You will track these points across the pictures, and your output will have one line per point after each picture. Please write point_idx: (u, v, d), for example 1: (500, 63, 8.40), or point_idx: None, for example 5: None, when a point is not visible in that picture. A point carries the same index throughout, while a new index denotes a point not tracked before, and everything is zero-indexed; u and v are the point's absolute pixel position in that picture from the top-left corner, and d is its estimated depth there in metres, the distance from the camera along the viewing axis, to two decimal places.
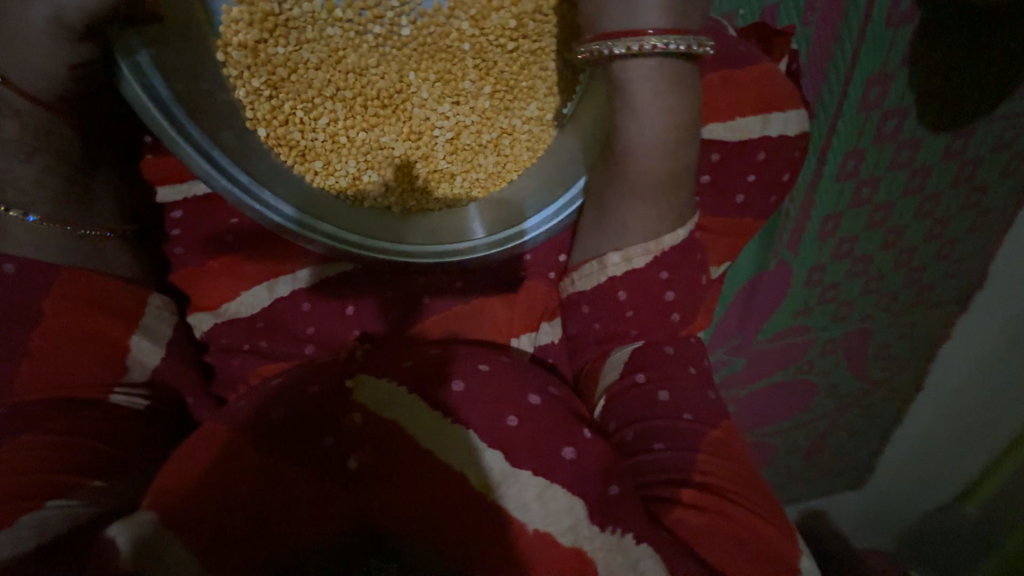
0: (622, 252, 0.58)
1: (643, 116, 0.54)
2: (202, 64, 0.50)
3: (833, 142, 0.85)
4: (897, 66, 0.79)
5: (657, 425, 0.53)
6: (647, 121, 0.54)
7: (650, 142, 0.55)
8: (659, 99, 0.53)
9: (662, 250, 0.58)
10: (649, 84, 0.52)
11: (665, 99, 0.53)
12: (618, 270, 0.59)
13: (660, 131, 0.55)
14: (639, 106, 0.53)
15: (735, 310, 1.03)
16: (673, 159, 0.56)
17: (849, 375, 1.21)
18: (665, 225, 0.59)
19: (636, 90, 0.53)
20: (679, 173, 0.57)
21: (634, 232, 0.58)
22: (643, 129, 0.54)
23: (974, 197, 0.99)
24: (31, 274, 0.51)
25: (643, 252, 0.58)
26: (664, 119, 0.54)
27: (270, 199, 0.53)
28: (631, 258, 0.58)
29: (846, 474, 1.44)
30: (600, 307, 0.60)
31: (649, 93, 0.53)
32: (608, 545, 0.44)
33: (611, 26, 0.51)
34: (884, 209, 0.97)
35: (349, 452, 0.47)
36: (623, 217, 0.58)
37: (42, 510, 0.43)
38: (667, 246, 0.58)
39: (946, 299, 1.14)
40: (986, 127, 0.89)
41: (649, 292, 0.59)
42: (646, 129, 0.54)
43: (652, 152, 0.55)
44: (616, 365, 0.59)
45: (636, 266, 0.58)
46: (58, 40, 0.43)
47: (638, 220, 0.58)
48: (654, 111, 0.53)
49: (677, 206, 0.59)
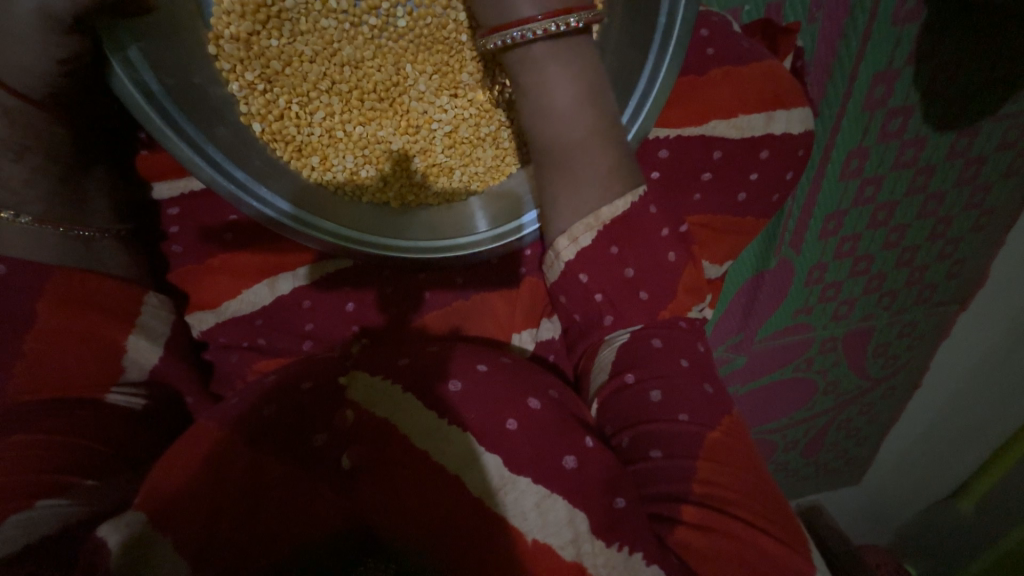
0: (566, 234, 0.54)
1: (543, 92, 0.50)
2: (193, 58, 0.49)
3: (836, 139, 0.83)
4: (902, 64, 0.77)
5: (651, 429, 0.51)
6: (546, 94, 0.50)
7: (563, 115, 0.51)
8: (550, 71, 0.49)
9: (603, 223, 0.53)
10: (544, 56, 0.48)
11: (562, 68, 0.49)
12: (568, 252, 0.55)
13: (570, 101, 0.50)
14: (539, 83, 0.49)
15: (737, 308, 1.01)
16: (596, 125, 0.51)
17: (850, 374, 1.18)
18: (604, 196, 0.53)
19: (529, 68, 0.49)
20: (609, 138, 0.52)
21: (572, 210, 0.54)
22: (550, 104, 0.50)
23: (977, 196, 0.95)
24: (23, 274, 0.51)
25: (586, 229, 0.53)
26: (571, 88, 0.49)
27: (267, 196, 0.52)
28: (576, 239, 0.54)
29: (842, 472, 1.42)
30: (580, 304, 0.58)
31: (545, 67, 0.49)
32: (612, 562, 0.43)
33: (499, 19, 0.47)
34: (888, 208, 0.94)
35: (340, 450, 0.47)
36: (558, 197, 0.54)
37: (31, 510, 0.41)
38: (609, 217, 0.53)
39: (947, 299, 1.10)
40: (991, 125, 0.86)
41: (638, 296, 0.57)
42: (555, 103, 0.50)
43: (567, 125, 0.51)
44: (604, 365, 0.57)
45: (584, 245, 0.54)
46: (44, 34, 0.42)
47: (575, 197, 0.54)
48: (556, 84, 0.49)
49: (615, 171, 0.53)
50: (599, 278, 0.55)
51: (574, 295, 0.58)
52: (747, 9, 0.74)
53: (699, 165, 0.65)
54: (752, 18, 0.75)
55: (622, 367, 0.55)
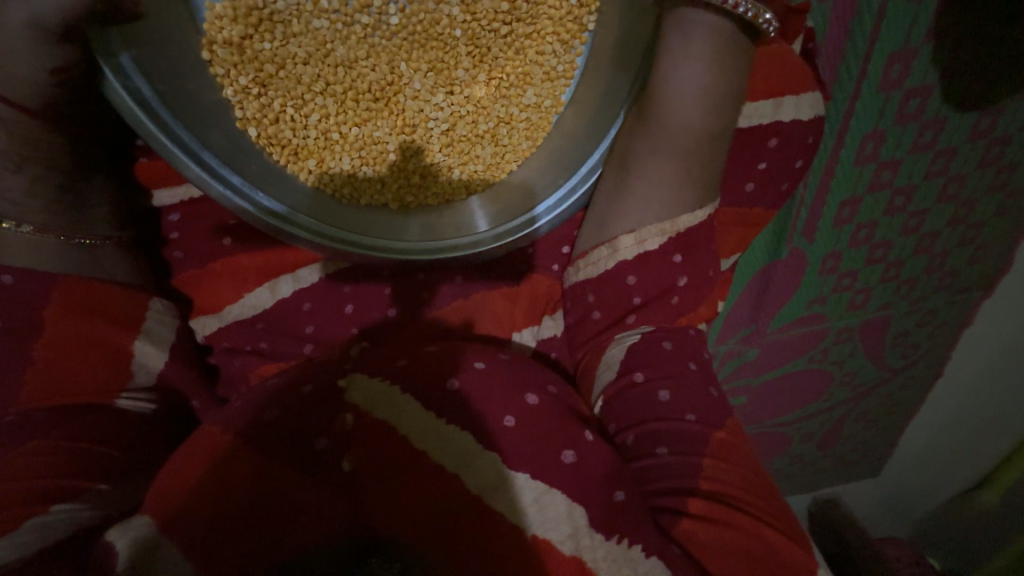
0: (635, 234, 0.58)
1: (693, 83, 0.53)
2: (189, 65, 0.49)
3: (850, 124, 0.80)
4: (920, 41, 0.74)
5: (658, 427, 0.51)
6: (689, 88, 0.53)
7: (681, 112, 0.54)
8: (694, 67, 0.52)
9: (678, 231, 0.58)
10: (712, 43, 0.51)
11: (724, 62, 0.52)
12: (630, 252, 0.58)
13: (697, 98, 0.54)
14: (687, 73, 0.52)
15: (747, 300, 0.99)
16: (699, 131, 0.55)
17: (867, 364, 1.15)
18: (685, 204, 0.58)
19: (700, 57, 0.52)
20: (710, 148, 0.57)
21: (653, 211, 0.58)
22: (679, 99, 0.54)
23: (1002, 178, 0.91)
24: (29, 283, 0.52)
25: (657, 234, 0.58)
26: (706, 87, 0.53)
27: (263, 199, 0.51)
28: (643, 241, 0.58)
29: (860, 464, 1.39)
30: (607, 297, 0.59)
31: (708, 55, 0.52)
32: (612, 555, 0.42)
33: None
34: (906, 193, 0.90)
35: (340, 455, 0.46)
36: (647, 196, 0.58)
37: (45, 516, 0.42)
38: (683, 227, 0.58)
39: (969, 286, 1.06)
40: (1016, 103, 0.82)
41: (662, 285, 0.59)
42: (684, 97, 0.54)
43: (679, 122, 0.55)
44: (611, 364, 0.57)
45: (648, 248, 0.58)
46: (36, 44, 0.43)
47: (658, 199, 0.58)
48: (706, 77, 0.53)
49: (698, 183, 0.58)
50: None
51: (602, 292, 0.59)
52: None
53: None
54: None
55: (630, 366, 0.55)
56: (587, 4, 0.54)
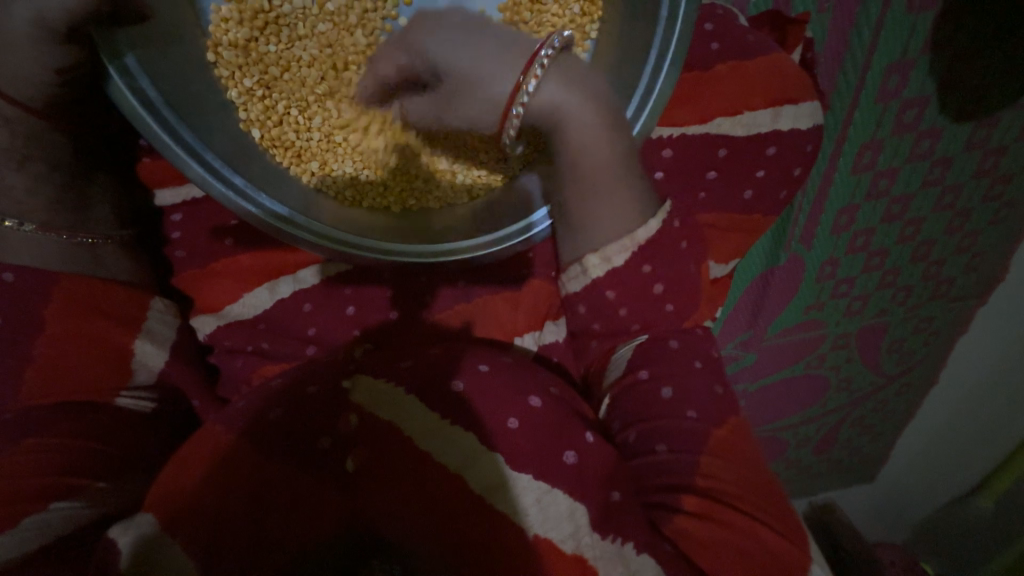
0: (599, 253, 0.55)
1: (585, 120, 0.51)
2: (192, 67, 0.49)
3: (849, 132, 0.81)
4: (917, 53, 0.75)
5: (658, 425, 0.51)
6: (583, 120, 0.51)
7: (591, 147, 0.52)
8: (576, 103, 0.51)
9: (640, 242, 0.54)
10: (577, 87, 0.51)
11: (599, 96, 0.51)
12: (601, 270, 0.55)
13: (598, 129, 0.52)
14: (573, 114, 0.51)
15: (747, 306, 0.99)
16: (616, 153, 0.53)
17: (863, 370, 1.16)
18: (636, 216, 0.55)
19: (572, 100, 0.51)
20: (634, 165, 0.54)
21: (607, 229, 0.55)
22: (582, 135, 0.52)
23: (997, 188, 0.92)
24: (31, 281, 0.52)
25: (620, 250, 0.55)
26: (600, 116, 0.52)
27: (267, 202, 0.51)
28: (609, 258, 0.55)
29: (855, 469, 1.40)
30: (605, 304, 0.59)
31: (575, 97, 0.51)
32: (608, 554, 0.42)
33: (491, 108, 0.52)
34: (903, 202, 0.91)
35: (345, 455, 0.46)
36: (593, 221, 0.55)
37: (45, 513, 0.42)
38: (644, 237, 0.55)
39: (964, 293, 1.07)
40: (1011, 115, 0.83)
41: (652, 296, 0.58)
42: (586, 133, 0.52)
43: (592, 154, 0.52)
44: (620, 362, 0.57)
45: (616, 264, 0.55)
46: (39, 44, 0.43)
47: (610, 221, 0.55)
48: (594, 113, 0.51)
49: (642, 196, 0.55)
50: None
51: (590, 305, 0.57)
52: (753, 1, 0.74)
53: (704, 166, 0.64)
54: (758, 9, 0.74)
55: (635, 364, 0.56)
56: (590, 13, 0.56)
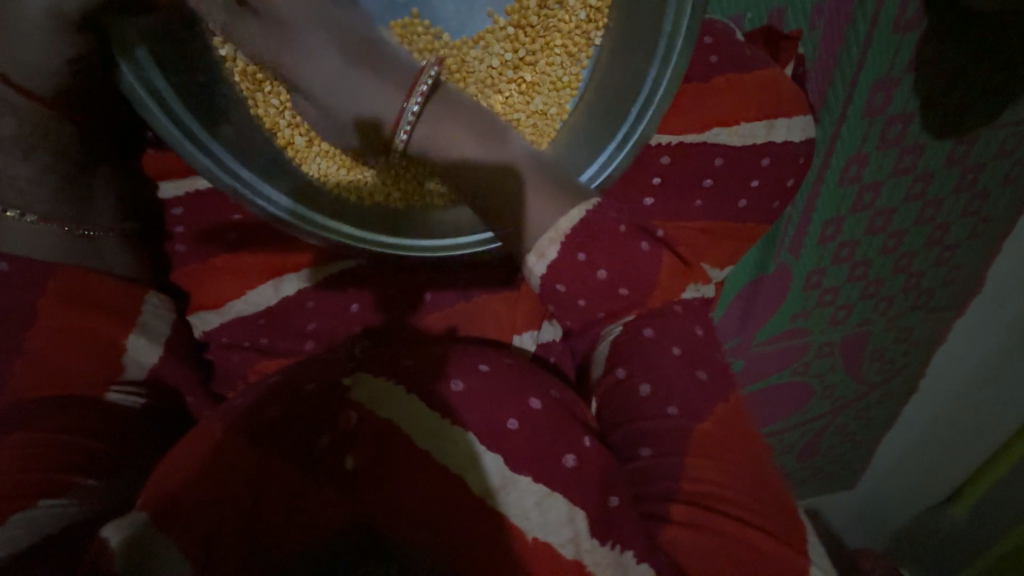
0: (533, 251, 0.54)
1: (456, 146, 0.51)
2: (205, 60, 0.51)
3: (836, 146, 0.84)
4: (902, 71, 0.78)
5: (643, 427, 0.53)
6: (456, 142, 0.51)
7: (475, 167, 0.52)
8: (451, 123, 0.51)
9: (568, 232, 0.52)
10: (442, 113, 0.51)
11: (460, 118, 0.51)
12: (541, 268, 0.54)
13: (474, 147, 0.51)
14: (443, 137, 0.51)
15: (735, 312, 1.02)
16: (507, 158, 0.51)
17: (847, 377, 1.19)
18: (556, 206, 0.52)
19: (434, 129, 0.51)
20: (536, 164, 0.52)
21: (532, 228, 0.53)
22: (463, 158, 0.51)
23: (975, 204, 0.96)
24: (24, 273, 0.52)
25: (550, 243, 0.53)
26: (472, 136, 0.51)
27: (271, 194, 0.51)
28: (544, 254, 0.53)
29: (837, 475, 1.43)
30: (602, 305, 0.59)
31: (441, 120, 0.50)
32: (607, 560, 0.43)
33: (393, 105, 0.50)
34: (887, 214, 0.95)
35: (344, 453, 0.46)
36: (513, 224, 0.53)
37: (31, 510, 0.42)
38: (569, 227, 0.52)
39: (942, 305, 1.11)
40: (988, 134, 0.87)
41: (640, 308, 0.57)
42: (465, 154, 0.51)
43: (480, 172, 0.52)
44: (601, 361, 0.59)
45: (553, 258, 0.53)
46: (55, 32, 0.44)
47: (528, 223, 0.53)
48: (465, 134, 0.51)
49: (560, 188, 0.52)
50: (596, 300, 0.57)
51: (564, 309, 0.58)
52: (749, 17, 0.77)
53: (701, 173, 0.65)
54: (754, 25, 0.77)
55: (614, 363, 0.57)
56: (596, 20, 0.60)
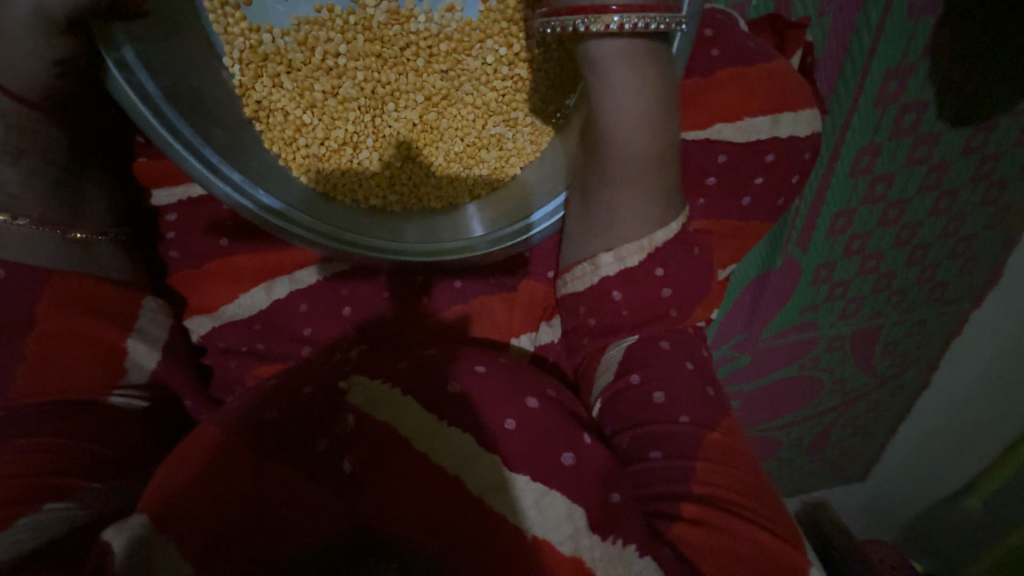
0: (612, 252, 0.55)
1: (614, 98, 0.48)
2: (191, 61, 0.50)
3: (846, 137, 0.81)
4: (916, 58, 0.75)
5: (651, 430, 0.51)
6: (626, 102, 0.48)
7: (621, 130, 0.50)
8: (633, 79, 0.47)
9: (656, 248, 0.55)
10: (631, 59, 0.46)
11: (647, 75, 0.47)
12: (611, 270, 0.56)
13: (634, 113, 0.49)
14: (619, 92, 0.48)
15: (741, 308, 1.00)
16: (653, 148, 0.51)
17: (857, 372, 1.17)
18: (658, 219, 0.54)
19: (622, 75, 0.47)
20: (669, 159, 0.52)
21: (628, 230, 0.55)
22: (615, 116, 0.49)
23: (992, 193, 0.93)
24: (20, 279, 0.51)
25: (635, 251, 0.54)
26: (643, 97, 0.48)
27: (263, 198, 0.51)
28: (623, 258, 0.55)
29: (847, 470, 1.42)
30: (598, 307, 0.58)
31: (629, 73, 0.47)
32: (608, 555, 0.43)
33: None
34: (899, 206, 0.92)
35: (343, 454, 0.46)
36: (611, 215, 0.54)
37: (36, 514, 0.42)
38: (660, 241, 0.54)
39: (958, 297, 1.08)
40: (1007, 121, 0.84)
41: (644, 294, 0.56)
42: (620, 114, 0.49)
43: (621, 140, 0.50)
44: (610, 365, 0.57)
45: (629, 266, 0.55)
46: (36, 36, 0.42)
47: (625, 219, 0.54)
48: (637, 93, 0.48)
49: (668, 196, 0.54)
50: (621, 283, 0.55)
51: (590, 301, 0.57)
52: (754, 4, 0.73)
53: (703, 170, 0.63)
54: (758, 13, 0.74)
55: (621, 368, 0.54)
56: None
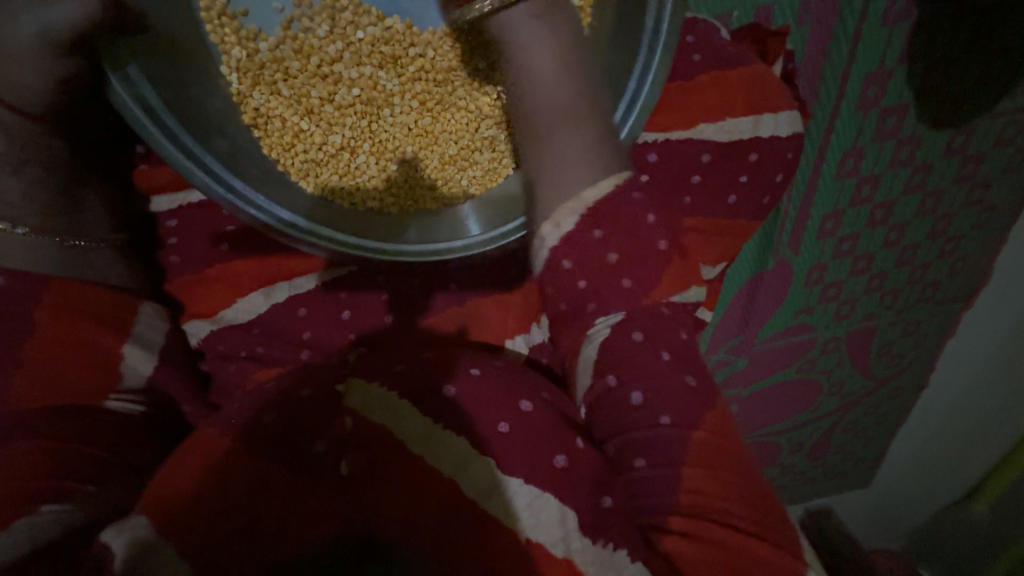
0: (548, 218, 0.51)
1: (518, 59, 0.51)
2: (191, 74, 0.52)
3: (830, 141, 0.84)
4: (894, 63, 0.78)
5: (637, 436, 0.50)
6: (535, 65, 0.50)
7: (536, 86, 0.51)
8: (535, 42, 0.50)
9: (588, 206, 0.50)
10: (529, 23, 0.49)
11: (550, 36, 0.50)
12: (550, 237, 0.51)
13: (543, 72, 0.50)
14: (522, 54, 0.50)
15: (736, 311, 1.01)
16: (569, 104, 0.50)
17: (854, 373, 1.17)
18: (588, 178, 0.50)
19: (522, 39, 0.50)
20: (591, 114, 0.51)
21: (558, 191, 0.51)
22: (530, 74, 0.51)
23: (976, 194, 0.95)
24: (24, 281, 0.53)
25: (568, 213, 0.50)
26: (548, 57, 0.50)
27: (264, 202, 0.52)
28: (559, 223, 0.50)
29: (849, 474, 1.40)
30: None
31: (529, 37, 0.50)
32: (599, 558, 0.42)
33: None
34: (886, 207, 0.94)
35: (339, 458, 0.46)
36: (540, 178, 0.52)
37: (34, 515, 0.42)
38: (594, 199, 0.50)
39: (949, 296, 1.09)
40: (986, 123, 0.86)
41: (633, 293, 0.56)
42: (533, 71, 0.51)
43: (538, 95, 0.51)
44: (586, 366, 0.54)
45: (566, 230, 0.50)
46: (45, 56, 0.45)
47: (555, 180, 0.51)
48: (545, 50, 0.50)
49: (602, 151, 0.51)
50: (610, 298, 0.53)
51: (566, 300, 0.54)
52: (736, 15, 0.76)
53: (689, 171, 0.65)
54: (741, 23, 0.77)
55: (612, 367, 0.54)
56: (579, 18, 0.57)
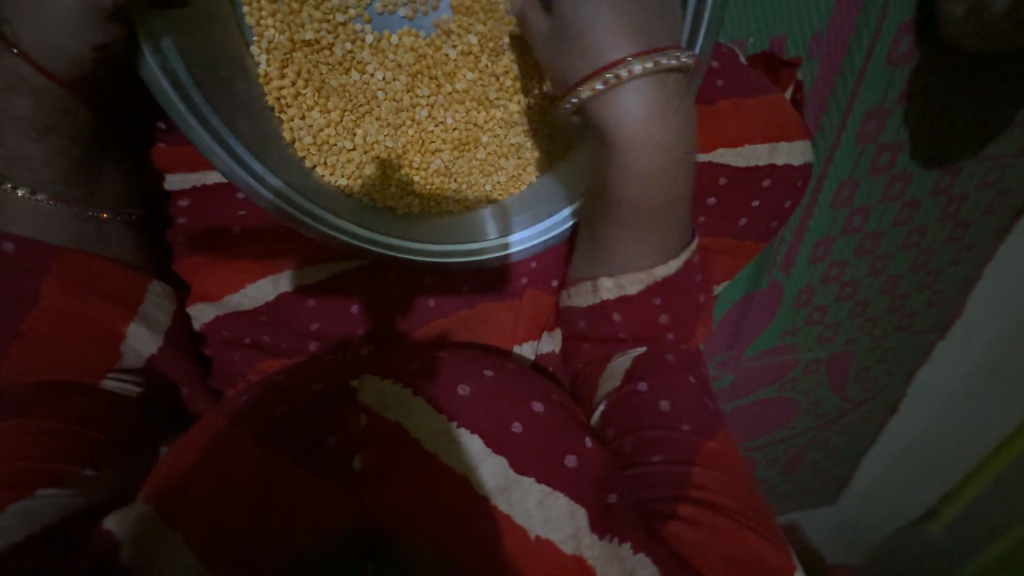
0: (613, 279, 0.60)
1: (653, 137, 0.52)
2: (219, 54, 0.50)
3: (829, 171, 0.88)
4: (893, 102, 0.82)
5: (655, 434, 0.54)
6: (635, 156, 0.53)
7: (624, 178, 0.55)
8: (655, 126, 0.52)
9: (656, 279, 0.59)
10: (644, 95, 0.49)
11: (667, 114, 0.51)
12: (610, 295, 0.60)
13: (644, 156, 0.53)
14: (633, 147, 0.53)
15: (727, 328, 1.05)
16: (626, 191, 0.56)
17: (831, 395, 1.22)
18: (657, 258, 0.59)
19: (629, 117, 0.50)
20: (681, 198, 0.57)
21: (627, 262, 0.60)
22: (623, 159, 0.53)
23: (958, 231, 1.01)
24: (31, 252, 0.52)
25: (635, 282, 0.59)
26: (649, 140, 0.52)
27: (260, 170, 0.50)
28: (621, 285, 0.60)
29: (819, 491, 1.46)
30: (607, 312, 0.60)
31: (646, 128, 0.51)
32: (605, 553, 0.44)
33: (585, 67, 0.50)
34: (874, 238, 0.98)
35: (352, 452, 0.45)
36: (606, 254, 0.61)
37: (31, 500, 0.43)
38: (661, 275, 0.59)
39: (924, 327, 1.15)
40: (973, 165, 0.91)
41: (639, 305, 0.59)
42: (628, 157, 0.53)
43: (630, 190, 0.56)
44: (616, 372, 0.60)
45: (626, 293, 0.60)
46: (84, 20, 0.44)
47: (628, 258, 0.60)
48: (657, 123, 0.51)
49: (671, 235, 0.59)
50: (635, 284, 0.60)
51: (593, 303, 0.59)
52: (751, 42, 0.80)
53: (704, 190, 0.67)
54: (756, 50, 0.80)
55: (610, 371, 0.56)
56: None
